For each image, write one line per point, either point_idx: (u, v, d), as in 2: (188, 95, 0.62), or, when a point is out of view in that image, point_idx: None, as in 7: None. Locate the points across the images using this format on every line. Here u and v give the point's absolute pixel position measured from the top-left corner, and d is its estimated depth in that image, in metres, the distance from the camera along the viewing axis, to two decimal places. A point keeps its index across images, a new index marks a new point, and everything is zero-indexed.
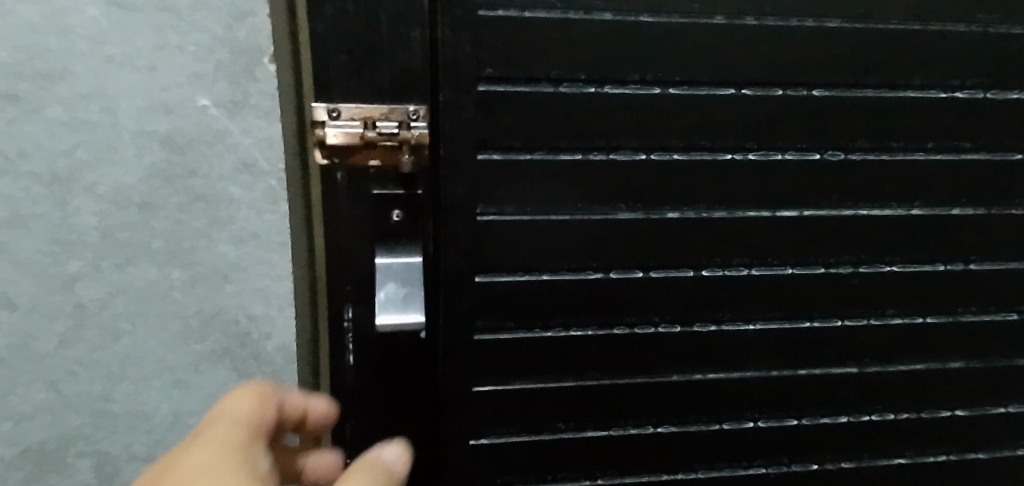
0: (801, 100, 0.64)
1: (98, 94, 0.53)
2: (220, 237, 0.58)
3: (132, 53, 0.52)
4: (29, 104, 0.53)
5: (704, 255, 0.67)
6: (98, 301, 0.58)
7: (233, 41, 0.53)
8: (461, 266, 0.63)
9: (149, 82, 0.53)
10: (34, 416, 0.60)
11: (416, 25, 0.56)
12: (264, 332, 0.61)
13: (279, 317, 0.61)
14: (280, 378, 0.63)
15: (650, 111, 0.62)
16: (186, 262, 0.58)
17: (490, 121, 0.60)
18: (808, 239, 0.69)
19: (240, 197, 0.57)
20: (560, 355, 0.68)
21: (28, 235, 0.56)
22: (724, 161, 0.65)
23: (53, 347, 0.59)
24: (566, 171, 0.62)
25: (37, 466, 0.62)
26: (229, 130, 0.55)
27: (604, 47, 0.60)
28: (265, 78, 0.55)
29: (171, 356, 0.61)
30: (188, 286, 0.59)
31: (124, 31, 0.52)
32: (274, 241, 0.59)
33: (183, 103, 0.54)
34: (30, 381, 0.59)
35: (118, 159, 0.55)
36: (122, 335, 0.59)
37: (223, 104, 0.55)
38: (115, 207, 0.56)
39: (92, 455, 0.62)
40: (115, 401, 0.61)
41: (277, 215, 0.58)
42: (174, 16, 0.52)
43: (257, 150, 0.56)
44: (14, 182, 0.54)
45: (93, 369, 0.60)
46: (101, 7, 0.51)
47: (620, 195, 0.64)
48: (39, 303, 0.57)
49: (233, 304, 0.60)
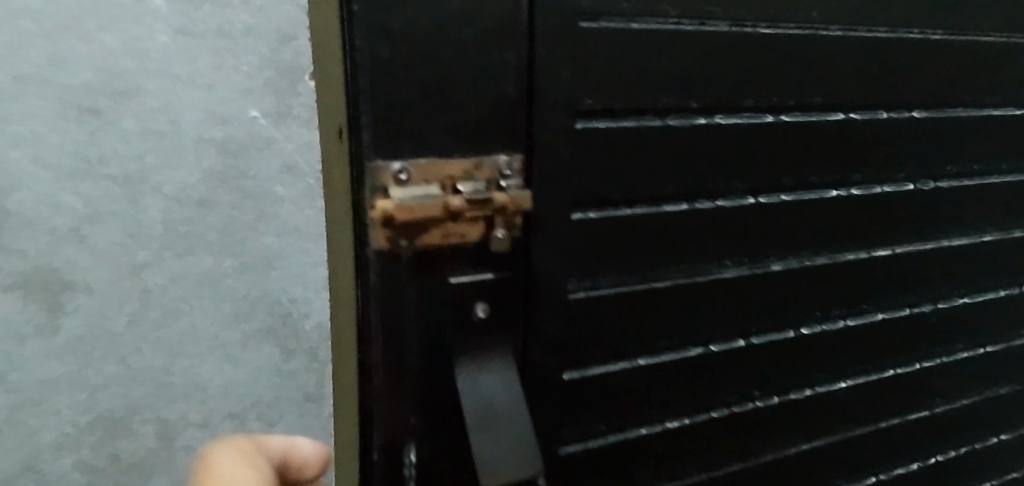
0: (906, 121, 0.53)
1: (164, 107, 0.59)
2: (267, 229, 0.64)
3: (194, 72, 0.59)
4: (105, 117, 0.57)
5: (805, 310, 0.54)
6: (163, 286, 0.62)
7: (279, 60, 0.61)
8: (548, 367, 0.44)
9: (209, 97, 0.60)
10: (105, 387, 0.63)
11: (520, 49, 0.38)
12: (303, 311, 0.67)
13: (315, 299, 0.67)
14: (318, 354, 0.69)
15: (776, 142, 0.48)
16: (238, 251, 0.64)
17: (586, 162, 0.42)
18: (904, 280, 0.57)
19: (284, 194, 0.64)
20: (665, 456, 0.51)
21: (103, 228, 0.60)
22: (833, 197, 0.52)
23: (123, 326, 0.62)
24: (670, 217, 0.46)
25: (104, 434, 0.63)
26: (274, 136, 0.62)
27: (724, 63, 0.45)
28: (306, 92, 0.63)
29: (225, 332, 0.65)
30: (241, 271, 0.64)
31: (185, 53, 0.58)
32: (312, 232, 0.66)
33: (236, 114, 0.61)
34: (104, 355, 0.62)
35: (182, 163, 0.60)
36: (182, 314, 0.64)
37: (270, 114, 0.62)
38: (177, 204, 0.61)
39: (156, 422, 0.65)
40: (176, 373, 0.65)
41: (314, 210, 0.66)
42: (229, 42, 0.59)
43: (298, 153, 0.64)
44: (94, 185, 0.59)
45: (158, 345, 0.64)
46: (171, 34, 0.58)
47: (726, 243, 0.49)
48: (110, 288, 0.61)
49: (277, 288, 0.66)
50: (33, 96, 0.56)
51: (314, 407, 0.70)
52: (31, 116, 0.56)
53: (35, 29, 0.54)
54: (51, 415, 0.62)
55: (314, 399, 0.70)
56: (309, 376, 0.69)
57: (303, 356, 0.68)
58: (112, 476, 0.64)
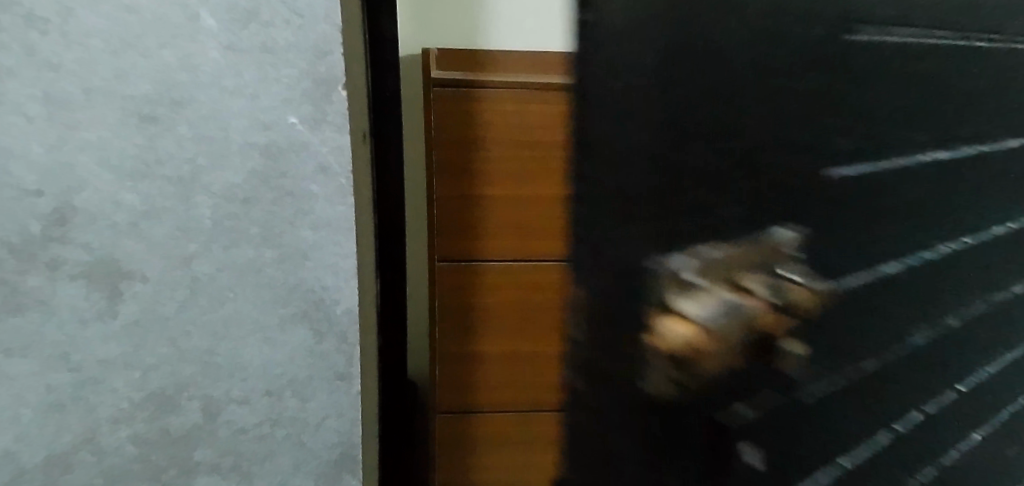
0: (941, 156, 0.62)
1: (213, 115, 0.61)
2: (302, 223, 0.65)
3: (244, 85, 0.61)
4: (164, 123, 0.60)
5: (935, 343, 0.69)
6: (212, 273, 0.65)
7: (316, 72, 0.62)
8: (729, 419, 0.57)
9: (252, 106, 0.62)
10: (159, 367, 0.65)
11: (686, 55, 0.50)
12: (335, 298, 0.68)
13: (348, 288, 0.68)
14: (347, 336, 0.70)
15: (860, 173, 0.58)
16: (276, 243, 0.65)
17: (775, 224, 0.55)
18: (1000, 310, 0.73)
19: (318, 193, 0.65)
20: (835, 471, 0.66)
21: (156, 221, 0.62)
22: (895, 251, 0.62)
23: (174, 310, 0.65)
24: (842, 267, 0.60)
25: (156, 409, 0.66)
26: (310, 140, 0.64)
27: (799, 93, 0.54)
28: (341, 100, 0.64)
29: (264, 316, 0.67)
30: (279, 262, 0.66)
31: (236, 67, 0.60)
32: (344, 225, 0.67)
33: (277, 121, 0.63)
34: (155, 336, 0.65)
35: (228, 163, 0.62)
36: (227, 300, 0.66)
37: (307, 120, 0.63)
38: (225, 200, 0.63)
39: (201, 399, 0.67)
40: (220, 353, 0.67)
41: (347, 206, 0.66)
42: (270, 56, 0.61)
43: (333, 154, 0.64)
44: (150, 184, 0.61)
45: (206, 324, 0.66)
46: (222, 51, 0.60)
47: (886, 286, 0.64)
48: (163, 273, 0.63)
49: (311, 278, 0.67)
50: (100, 106, 0.59)
51: (344, 384, 0.71)
52: (95, 124, 0.59)
53: (104, 48, 0.57)
54: (110, 394, 0.65)
55: (343, 377, 0.71)
56: (338, 355, 0.70)
57: (334, 338, 0.69)
58: (165, 448, 0.68)
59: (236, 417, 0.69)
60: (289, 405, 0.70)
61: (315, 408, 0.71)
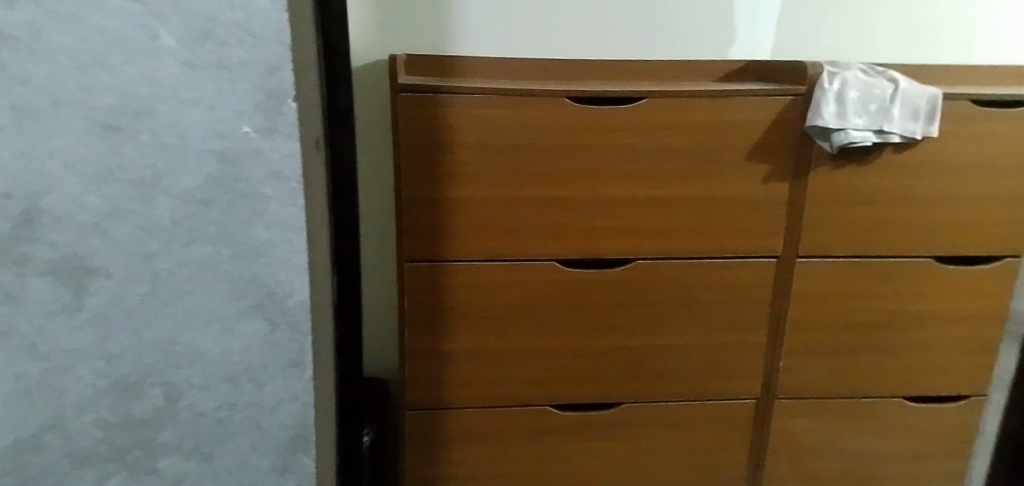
0: None
1: (173, 125, 0.71)
2: (257, 224, 0.75)
3: (200, 96, 0.71)
4: (128, 132, 0.71)
5: None
6: (170, 270, 0.76)
7: (268, 87, 0.72)
8: None
9: (210, 117, 0.72)
10: (148, 328, 0.77)
11: None
12: (286, 291, 0.78)
13: (298, 281, 0.78)
14: (300, 326, 0.80)
15: None
16: (234, 240, 0.75)
17: None
18: None
19: (271, 195, 0.75)
20: None
21: (118, 218, 0.73)
22: None
23: (136, 303, 0.76)
24: None
25: (119, 394, 0.79)
26: (263, 148, 0.73)
27: None
28: (290, 112, 0.73)
29: (220, 307, 0.78)
30: (235, 258, 0.76)
31: (193, 83, 0.71)
32: (295, 226, 0.76)
33: (231, 129, 0.72)
34: (124, 332, 0.77)
35: (189, 170, 0.73)
36: (185, 295, 0.77)
37: (259, 130, 0.73)
38: (186, 203, 0.74)
39: (163, 386, 0.79)
40: (179, 345, 0.78)
41: (297, 208, 0.76)
42: (226, 72, 0.71)
43: (283, 161, 0.74)
44: (115, 188, 0.72)
45: (163, 322, 0.77)
46: (179, 67, 0.70)
47: None
48: (127, 271, 0.75)
49: (265, 272, 0.77)
50: (65, 115, 0.70)
51: (298, 370, 0.81)
52: (61, 132, 0.70)
53: (69, 64, 0.68)
54: (76, 383, 0.77)
55: (296, 364, 0.81)
56: (292, 345, 0.80)
57: (288, 329, 0.79)
58: (128, 432, 0.80)
59: (198, 403, 0.81)
60: (245, 392, 0.81)
61: (269, 394, 0.81)
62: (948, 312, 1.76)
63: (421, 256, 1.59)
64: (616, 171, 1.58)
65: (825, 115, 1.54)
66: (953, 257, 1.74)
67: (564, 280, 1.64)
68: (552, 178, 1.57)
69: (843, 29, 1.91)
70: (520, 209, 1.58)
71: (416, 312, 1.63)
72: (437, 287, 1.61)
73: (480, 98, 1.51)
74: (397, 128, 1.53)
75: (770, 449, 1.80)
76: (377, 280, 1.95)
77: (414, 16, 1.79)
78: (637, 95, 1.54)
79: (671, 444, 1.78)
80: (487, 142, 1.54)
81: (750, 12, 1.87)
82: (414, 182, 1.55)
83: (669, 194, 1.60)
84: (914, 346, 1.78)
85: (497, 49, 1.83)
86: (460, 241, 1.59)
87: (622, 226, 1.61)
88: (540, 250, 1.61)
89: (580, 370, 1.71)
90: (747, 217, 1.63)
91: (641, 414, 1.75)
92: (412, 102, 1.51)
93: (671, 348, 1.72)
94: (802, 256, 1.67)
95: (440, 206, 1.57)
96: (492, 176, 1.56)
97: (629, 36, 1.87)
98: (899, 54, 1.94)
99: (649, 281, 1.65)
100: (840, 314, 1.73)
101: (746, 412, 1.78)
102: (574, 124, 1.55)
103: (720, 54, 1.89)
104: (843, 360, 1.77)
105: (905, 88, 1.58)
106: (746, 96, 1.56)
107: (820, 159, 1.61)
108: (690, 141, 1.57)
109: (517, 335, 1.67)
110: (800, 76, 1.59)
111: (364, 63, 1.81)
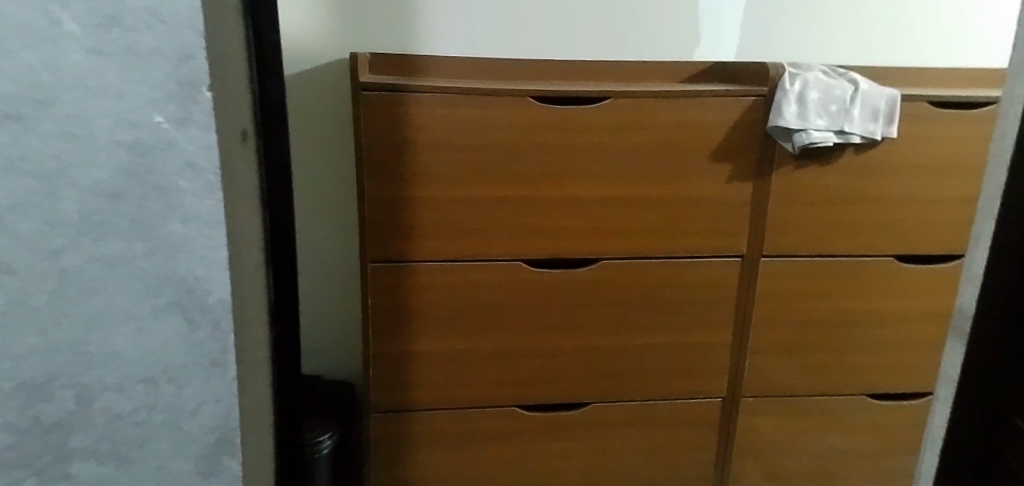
0: None
1: (77, 113, 0.63)
2: (171, 218, 0.67)
3: (105, 83, 0.63)
4: (26, 121, 0.62)
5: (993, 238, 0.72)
6: (78, 266, 0.66)
7: (180, 74, 0.64)
8: None
9: (118, 106, 0.63)
10: (53, 333, 0.67)
11: None
12: (206, 288, 0.69)
13: (218, 277, 0.69)
14: (222, 325, 0.71)
15: None
16: (147, 236, 0.67)
17: None
18: None
19: (185, 188, 0.66)
20: None
21: (17, 214, 0.64)
22: None
23: (43, 301, 0.66)
24: None
25: (21, 402, 0.68)
26: (177, 138, 0.65)
27: None
28: (205, 102, 0.65)
29: (135, 307, 0.68)
30: (151, 254, 0.67)
31: (98, 70, 0.62)
32: (214, 220, 0.68)
33: (142, 120, 0.64)
34: (26, 338, 0.67)
35: (95, 158, 0.64)
36: (94, 295, 0.67)
37: (173, 119, 0.65)
38: (93, 196, 0.65)
39: (74, 388, 0.69)
40: (90, 347, 0.68)
41: (216, 201, 0.68)
42: (134, 58, 0.63)
43: (199, 152, 0.66)
44: (14, 179, 0.63)
45: (71, 323, 0.67)
46: (84, 53, 0.62)
47: None
48: (28, 270, 0.65)
49: (181, 268, 0.68)
50: None
51: (220, 371, 0.72)
52: None
53: None
54: None
55: (218, 364, 0.72)
56: (213, 345, 0.71)
57: (208, 328, 0.70)
58: (34, 439, 0.69)
59: (114, 407, 0.70)
60: (164, 392, 0.71)
61: (190, 396, 0.72)
62: (908, 310, 1.77)
63: (385, 257, 1.56)
64: (582, 171, 1.57)
65: (787, 116, 1.54)
66: (914, 256, 1.76)
67: (531, 280, 1.61)
68: (518, 178, 1.55)
69: (805, 32, 1.92)
70: (486, 209, 1.55)
71: (380, 314, 1.59)
72: (401, 288, 1.58)
73: (445, 97, 1.49)
74: (359, 127, 1.48)
75: (736, 448, 1.80)
76: (341, 282, 1.93)
77: (378, 15, 1.77)
78: (601, 95, 1.53)
79: (638, 444, 1.77)
80: (452, 142, 1.51)
81: (714, 14, 1.88)
82: (377, 182, 1.51)
83: (634, 194, 1.60)
84: (875, 345, 1.79)
85: (461, 49, 1.82)
86: (425, 241, 1.55)
87: (588, 226, 1.60)
88: (506, 250, 1.58)
89: (549, 371, 1.69)
90: (711, 217, 1.63)
91: (608, 414, 1.73)
92: (376, 101, 1.47)
93: (637, 347, 1.70)
94: (766, 256, 1.68)
95: (404, 206, 1.53)
96: (457, 176, 1.53)
97: (594, 38, 1.86)
98: (860, 56, 1.96)
99: (615, 281, 1.64)
100: (804, 312, 1.73)
101: (713, 411, 1.77)
102: (541, 124, 1.53)
103: (685, 56, 1.90)
104: (806, 359, 1.77)
105: (865, 89, 1.59)
106: (710, 97, 1.57)
107: (783, 160, 1.62)
108: (654, 142, 1.57)
109: (484, 336, 1.64)
110: (762, 77, 1.59)
111: (327, 63, 1.79)
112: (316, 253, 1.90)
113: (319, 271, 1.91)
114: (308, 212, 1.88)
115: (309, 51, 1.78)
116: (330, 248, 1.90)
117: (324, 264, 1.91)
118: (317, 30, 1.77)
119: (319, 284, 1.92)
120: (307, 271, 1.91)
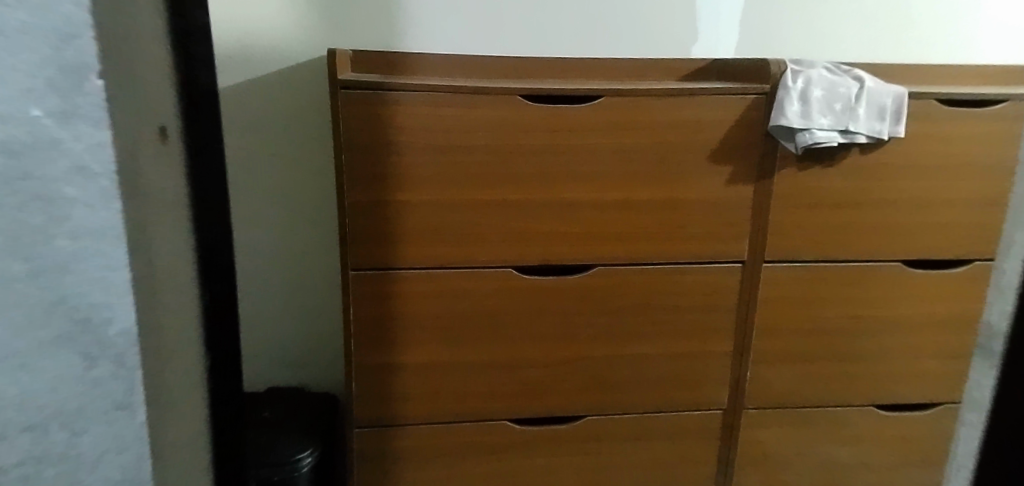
0: None
1: None
2: (58, 233, 0.59)
3: None
4: None
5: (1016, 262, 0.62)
6: None
7: (62, 61, 0.56)
8: None
9: None
10: None
11: None
12: (106, 315, 0.61)
13: (119, 302, 0.62)
14: (126, 360, 0.63)
15: None
16: (28, 254, 0.58)
17: None
18: None
19: (76, 196, 0.58)
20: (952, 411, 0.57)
21: None
22: None
23: None
24: None
25: None
26: (61, 137, 0.57)
27: None
28: (93, 95, 0.57)
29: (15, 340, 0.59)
30: (32, 277, 0.59)
31: None
32: (113, 235, 0.60)
33: (14, 116, 0.56)
34: None
35: None
36: None
37: (55, 115, 0.57)
38: None
39: None
40: None
41: (113, 212, 0.60)
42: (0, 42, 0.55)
43: (89, 154, 0.58)
44: None
45: None
46: None
47: None
48: None
49: (74, 292, 0.60)
50: None
51: (126, 413, 0.63)
52: None
53: None
54: None
55: (124, 405, 0.63)
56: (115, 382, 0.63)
57: (109, 363, 0.62)
58: None
59: None
60: (56, 441, 0.62)
61: (88, 444, 0.63)
62: (917, 318, 1.70)
63: (368, 265, 1.47)
64: (574, 173, 1.49)
65: (789, 115, 1.47)
66: (922, 261, 1.69)
67: (524, 287, 1.53)
68: (508, 180, 1.47)
69: (808, 28, 1.85)
70: (475, 213, 1.47)
71: (363, 325, 1.50)
72: (386, 297, 1.49)
73: (431, 96, 1.41)
74: (339, 128, 1.39)
75: (738, 461, 1.72)
76: (326, 289, 1.85)
77: (363, 11, 1.70)
78: (595, 93, 1.46)
79: (636, 458, 1.69)
80: (438, 143, 1.43)
81: (712, 10, 1.80)
82: (358, 185, 1.42)
83: (629, 196, 1.52)
84: (881, 353, 1.71)
85: (450, 46, 1.75)
86: (411, 248, 1.47)
87: (581, 231, 1.52)
88: (496, 257, 1.50)
89: (543, 383, 1.60)
90: (710, 221, 1.56)
91: (605, 427, 1.65)
92: (357, 100, 1.39)
93: (635, 357, 1.62)
94: (768, 261, 1.60)
95: (388, 211, 1.44)
96: (444, 179, 1.45)
97: (588, 35, 1.79)
98: (865, 53, 1.89)
99: (611, 288, 1.56)
100: (807, 319, 1.66)
101: (714, 423, 1.69)
102: (531, 124, 1.45)
103: (683, 53, 1.82)
104: (810, 368, 1.70)
105: (870, 86, 1.52)
106: (709, 96, 1.49)
107: (785, 161, 1.54)
108: (650, 143, 1.49)
109: (473, 346, 1.55)
110: (763, 75, 1.52)
111: (310, 61, 1.72)
112: (299, 259, 1.83)
113: (302, 278, 1.84)
114: (290, 217, 1.80)
115: (291, 49, 1.70)
116: (314, 254, 1.83)
117: (308, 270, 1.83)
118: (298, 27, 1.69)
119: (302, 292, 1.85)
120: (290, 278, 1.83)
